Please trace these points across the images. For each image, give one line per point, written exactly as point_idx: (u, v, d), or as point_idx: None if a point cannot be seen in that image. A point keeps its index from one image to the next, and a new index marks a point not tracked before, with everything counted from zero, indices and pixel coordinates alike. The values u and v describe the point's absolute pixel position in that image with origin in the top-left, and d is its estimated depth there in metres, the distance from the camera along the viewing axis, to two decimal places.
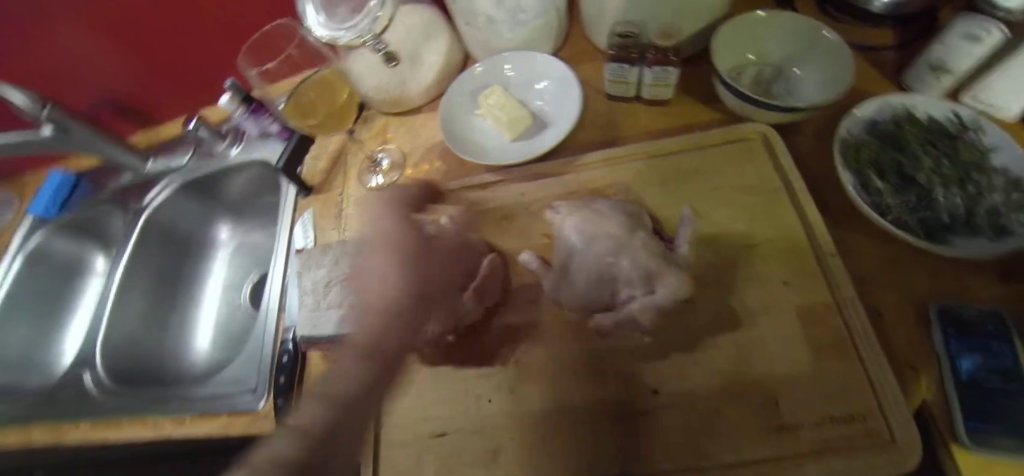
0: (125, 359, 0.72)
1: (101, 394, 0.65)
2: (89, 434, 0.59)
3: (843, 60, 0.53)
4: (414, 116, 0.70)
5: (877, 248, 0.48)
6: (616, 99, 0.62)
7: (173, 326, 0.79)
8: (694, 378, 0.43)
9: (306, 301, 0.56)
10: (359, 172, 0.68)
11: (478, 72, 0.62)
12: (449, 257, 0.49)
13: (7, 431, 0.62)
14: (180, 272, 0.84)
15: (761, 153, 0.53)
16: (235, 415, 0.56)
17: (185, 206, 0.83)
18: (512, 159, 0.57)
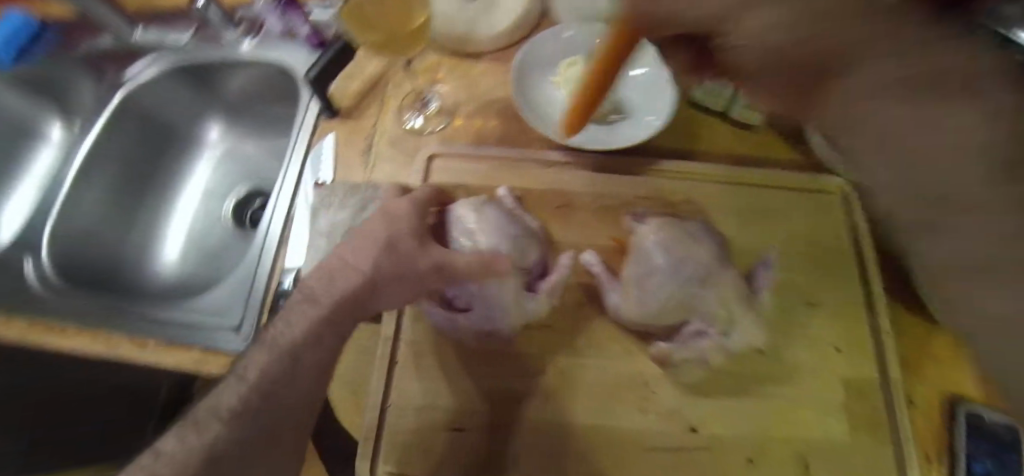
0: (74, 254, 0.62)
1: (45, 290, 0.56)
2: (24, 335, 0.51)
3: None
4: (475, 62, 0.61)
5: (923, 334, 0.48)
6: (699, 109, 0.58)
7: (138, 225, 0.69)
8: (734, 426, 0.41)
9: (319, 243, 0.50)
10: (400, 107, 0.59)
11: (568, 36, 0.56)
12: (517, 247, 0.44)
13: None
14: (155, 166, 0.72)
15: (837, 209, 0.51)
16: (207, 354, 0.49)
17: (174, 91, 0.71)
18: (586, 142, 0.51)
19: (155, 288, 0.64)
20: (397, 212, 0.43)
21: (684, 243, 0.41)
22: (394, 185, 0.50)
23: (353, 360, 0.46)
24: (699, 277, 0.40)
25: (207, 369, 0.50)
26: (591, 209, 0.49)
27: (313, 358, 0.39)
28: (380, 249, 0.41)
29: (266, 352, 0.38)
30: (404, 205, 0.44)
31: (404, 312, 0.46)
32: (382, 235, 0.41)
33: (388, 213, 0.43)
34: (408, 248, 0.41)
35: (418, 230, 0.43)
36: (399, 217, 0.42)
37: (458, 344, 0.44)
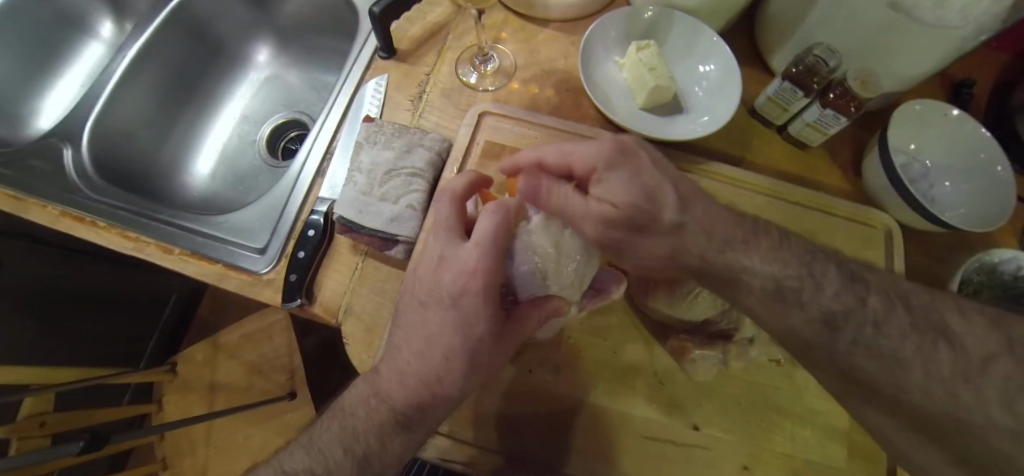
0: (110, 151, 0.62)
1: (82, 183, 0.56)
2: (55, 221, 0.52)
3: (1003, 200, 0.49)
4: (540, 28, 0.60)
5: None
6: (758, 119, 0.57)
7: (174, 135, 0.69)
8: (732, 431, 0.42)
9: (357, 180, 0.49)
10: (457, 60, 0.59)
11: (646, 17, 0.54)
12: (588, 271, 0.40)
13: None
14: (199, 80, 0.72)
15: (878, 246, 0.51)
16: (232, 269, 0.50)
17: (230, 5, 0.70)
18: (637, 128, 0.51)
19: (183, 200, 0.65)
20: (463, 301, 0.34)
21: None
22: (442, 141, 0.51)
23: (372, 298, 0.47)
24: None
25: (226, 284, 0.50)
26: None
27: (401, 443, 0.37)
28: (453, 362, 0.35)
29: (352, 439, 0.38)
30: (476, 300, 0.34)
31: None
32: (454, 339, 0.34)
33: (460, 316, 0.34)
34: (481, 343, 0.35)
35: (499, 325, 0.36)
36: (472, 309, 0.34)
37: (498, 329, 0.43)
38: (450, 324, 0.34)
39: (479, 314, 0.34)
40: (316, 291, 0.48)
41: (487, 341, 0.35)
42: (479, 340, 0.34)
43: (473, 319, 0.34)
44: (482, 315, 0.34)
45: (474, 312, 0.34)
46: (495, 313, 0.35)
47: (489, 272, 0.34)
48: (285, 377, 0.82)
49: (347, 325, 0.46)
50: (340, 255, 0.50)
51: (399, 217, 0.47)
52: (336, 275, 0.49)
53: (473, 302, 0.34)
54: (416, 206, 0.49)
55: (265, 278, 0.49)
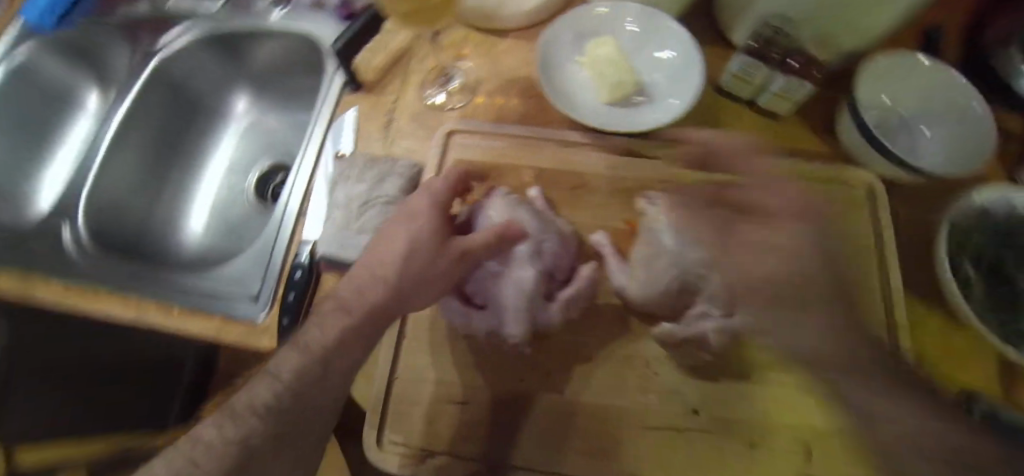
0: (105, 222, 0.64)
1: (79, 257, 0.59)
2: (61, 297, 0.53)
3: (982, 142, 0.49)
4: (499, 39, 0.61)
5: (941, 327, 0.47)
6: (724, 94, 0.57)
7: (166, 194, 0.72)
8: (733, 412, 0.42)
9: (336, 215, 0.52)
10: (422, 84, 0.60)
11: (597, 13, 0.55)
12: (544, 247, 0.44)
13: None
14: (183, 138, 0.75)
15: (862, 207, 0.50)
16: (230, 321, 0.51)
17: (205, 62, 0.73)
18: (604, 124, 0.51)
19: (181, 257, 0.67)
20: (416, 207, 0.42)
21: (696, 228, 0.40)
22: (413, 166, 0.53)
23: None
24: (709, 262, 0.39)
25: (225, 338, 0.51)
26: (606, 191, 0.49)
27: (336, 351, 0.38)
28: (400, 250, 0.40)
29: (298, 352, 0.38)
30: (420, 199, 0.42)
31: None
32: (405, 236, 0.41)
33: (407, 213, 0.42)
34: (427, 240, 0.41)
35: (440, 227, 0.42)
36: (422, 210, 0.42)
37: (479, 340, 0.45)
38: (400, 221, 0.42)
39: (427, 212, 0.42)
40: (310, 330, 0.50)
41: (429, 231, 0.41)
42: (420, 228, 0.41)
43: (422, 219, 0.41)
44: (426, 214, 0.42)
45: (425, 211, 0.42)
46: (438, 212, 0.42)
47: (437, 186, 0.43)
48: None
49: None
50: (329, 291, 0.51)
51: None
52: None
53: (423, 202, 0.42)
54: None
55: (261, 327, 0.51)
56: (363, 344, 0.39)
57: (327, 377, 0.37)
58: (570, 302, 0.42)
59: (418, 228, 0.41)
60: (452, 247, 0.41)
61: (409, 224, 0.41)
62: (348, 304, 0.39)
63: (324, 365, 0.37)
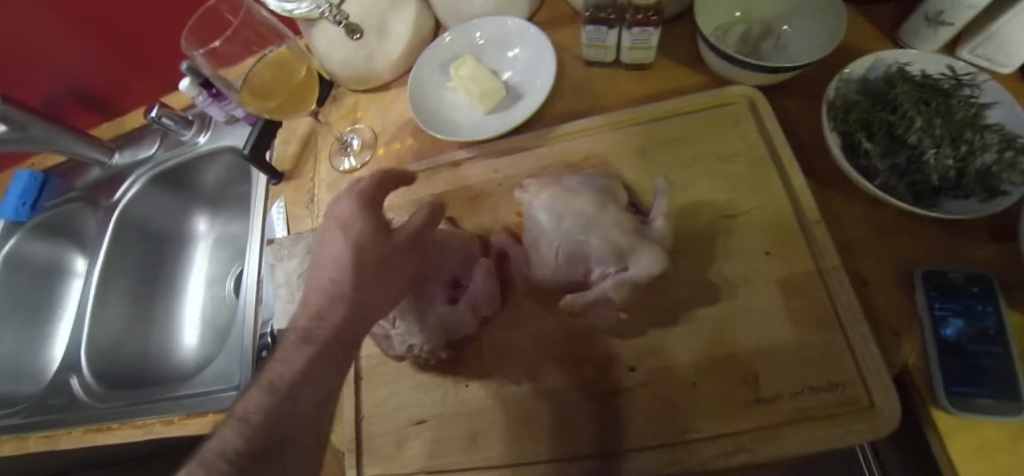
0: (108, 363, 0.71)
1: (89, 399, 0.66)
2: (81, 439, 0.61)
3: (836, 19, 0.49)
4: (385, 93, 0.66)
5: (858, 211, 0.47)
6: (594, 66, 0.58)
7: (158, 322, 0.79)
8: (668, 356, 0.41)
9: (280, 293, 0.56)
10: (330, 155, 0.65)
11: (446, 43, 0.59)
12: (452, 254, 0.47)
13: (28, 436, 0.64)
14: (161, 269, 0.83)
15: (747, 117, 0.50)
16: (221, 413, 0.56)
17: (157, 201, 0.81)
18: (484, 133, 0.54)
19: (182, 373, 0.73)
20: (346, 215, 0.42)
21: (565, 199, 0.44)
22: None
23: None
24: (587, 223, 0.43)
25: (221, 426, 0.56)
26: (501, 192, 0.52)
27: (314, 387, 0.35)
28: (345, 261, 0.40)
29: (264, 393, 0.34)
30: (348, 205, 0.42)
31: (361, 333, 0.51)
32: (355, 244, 0.41)
33: (341, 222, 0.41)
34: (371, 244, 0.41)
35: (376, 225, 0.41)
36: (356, 213, 0.41)
37: (417, 365, 0.47)
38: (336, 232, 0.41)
39: (360, 214, 0.41)
40: None
41: (366, 233, 0.41)
42: (359, 235, 0.41)
43: (362, 224, 0.41)
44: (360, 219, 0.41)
45: (358, 216, 0.41)
46: (369, 212, 0.42)
47: (360, 187, 0.42)
48: None
49: None
50: None
51: None
52: None
53: (353, 205, 0.41)
54: None
55: None
56: (339, 360, 0.38)
57: (301, 411, 0.34)
58: (472, 302, 0.44)
59: (357, 234, 0.41)
60: (397, 239, 0.42)
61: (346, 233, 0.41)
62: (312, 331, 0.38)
63: (292, 401, 0.34)
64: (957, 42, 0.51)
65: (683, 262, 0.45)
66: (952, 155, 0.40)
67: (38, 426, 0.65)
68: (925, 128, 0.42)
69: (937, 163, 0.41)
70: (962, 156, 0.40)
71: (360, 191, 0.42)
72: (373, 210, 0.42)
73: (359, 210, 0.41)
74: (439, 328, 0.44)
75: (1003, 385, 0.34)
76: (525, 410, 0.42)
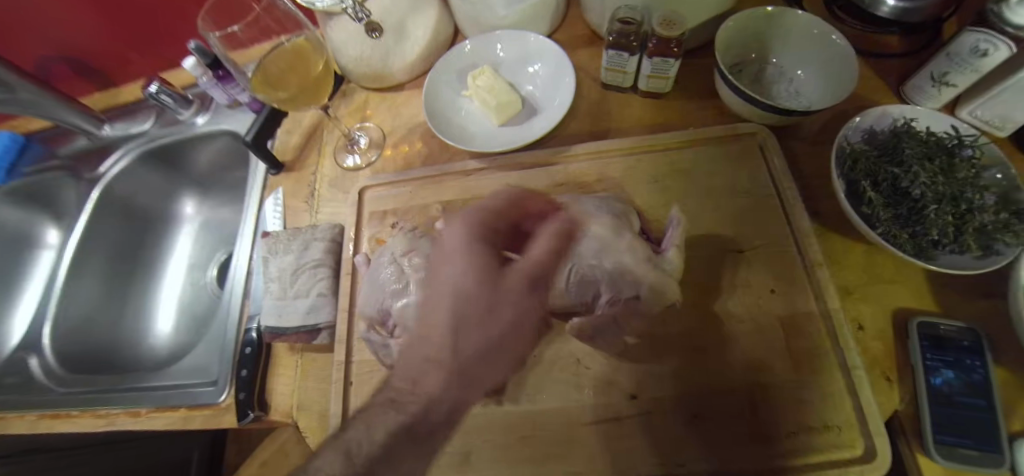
0: (74, 344, 0.67)
1: (51, 382, 0.62)
2: (35, 425, 0.57)
3: (847, 70, 0.50)
4: (396, 93, 0.66)
5: (858, 257, 0.48)
6: (610, 89, 0.59)
7: (132, 304, 0.75)
8: (667, 387, 0.42)
9: (271, 288, 0.53)
10: (335, 150, 0.64)
11: (467, 51, 0.59)
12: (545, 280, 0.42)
13: None
14: (141, 248, 0.79)
15: (756, 155, 0.51)
16: (194, 409, 0.53)
17: (145, 178, 0.78)
18: (498, 146, 0.54)
19: (153, 360, 0.70)
20: (451, 248, 0.42)
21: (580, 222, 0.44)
22: (333, 228, 0.56)
23: (316, 388, 0.50)
24: (601, 248, 0.43)
25: (192, 422, 0.53)
26: None
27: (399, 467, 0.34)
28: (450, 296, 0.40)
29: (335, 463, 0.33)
30: (468, 235, 0.42)
31: (354, 337, 0.49)
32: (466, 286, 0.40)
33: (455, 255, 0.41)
34: (478, 293, 0.39)
35: (485, 264, 0.40)
36: (466, 248, 0.41)
37: None
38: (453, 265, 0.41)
39: (468, 254, 0.41)
40: (268, 401, 0.51)
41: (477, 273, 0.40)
42: (467, 275, 0.40)
43: (470, 264, 0.40)
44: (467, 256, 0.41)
45: (472, 255, 0.41)
46: (480, 247, 0.41)
47: (477, 218, 0.43)
48: None
49: (302, 421, 0.49)
50: (280, 361, 0.53)
51: (315, 306, 0.52)
52: (283, 379, 0.52)
53: (461, 245, 0.41)
54: (327, 291, 0.53)
55: (223, 405, 0.52)
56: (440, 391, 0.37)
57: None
58: None
59: (465, 279, 0.40)
60: (509, 282, 0.40)
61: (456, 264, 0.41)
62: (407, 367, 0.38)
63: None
64: (957, 103, 0.54)
65: (686, 293, 0.46)
66: (952, 212, 0.42)
67: None
68: (929, 183, 0.42)
69: (937, 217, 0.42)
70: (960, 214, 0.42)
71: (468, 226, 0.42)
72: (483, 247, 0.41)
73: (472, 248, 0.41)
74: None
75: (984, 437, 0.36)
76: (523, 431, 0.42)
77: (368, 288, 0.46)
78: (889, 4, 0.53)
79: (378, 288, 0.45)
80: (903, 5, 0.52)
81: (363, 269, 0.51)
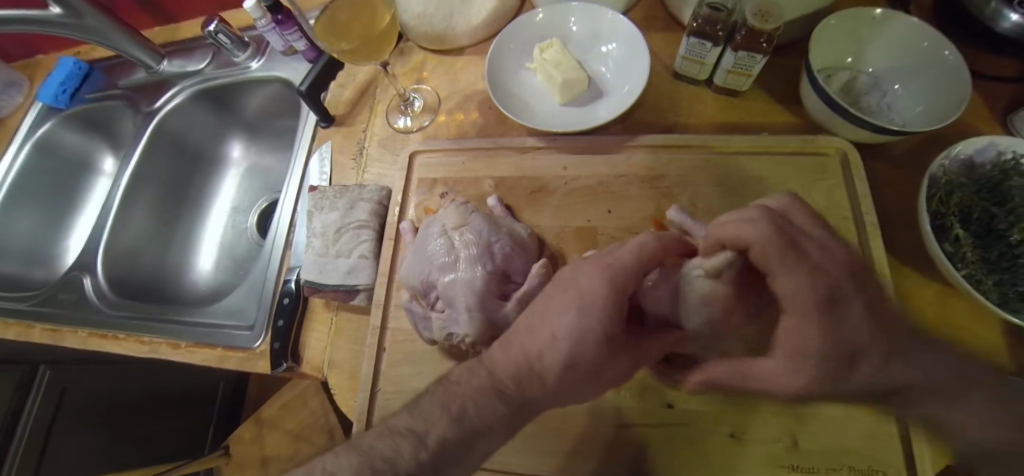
0: (126, 271, 0.71)
1: (99, 302, 0.65)
2: (85, 342, 0.61)
3: (959, 90, 0.44)
4: (456, 57, 0.64)
5: (931, 295, 0.44)
6: (682, 79, 0.55)
7: (176, 242, 0.77)
8: (705, 401, 0.41)
9: (314, 243, 0.53)
10: (387, 110, 0.63)
11: (537, 20, 0.57)
12: (500, 256, 0.43)
13: (37, 325, 0.64)
14: (188, 186, 0.81)
15: (836, 173, 0.47)
16: (231, 349, 0.55)
17: (196, 116, 0.79)
18: (559, 126, 0.52)
19: (193, 296, 0.73)
20: (589, 289, 0.34)
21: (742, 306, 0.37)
22: (381, 190, 0.55)
23: (349, 348, 0.50)
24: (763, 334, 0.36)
25: (228, 361, 0.55)
26: (564, 191, 0.50)
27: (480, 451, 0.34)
28: (568, 339, 0.33)
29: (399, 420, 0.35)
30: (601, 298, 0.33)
31: (392, 303, 0.49)
32: (599, 311, 0.33)
33: (582, 302, 0.33)
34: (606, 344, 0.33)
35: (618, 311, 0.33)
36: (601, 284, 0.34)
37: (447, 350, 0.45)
38: (568, 302, 0.34)
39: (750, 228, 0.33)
40: (301, 353, 0.52)
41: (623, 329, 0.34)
42: (591, 323, 0.33)
43: (602, 310, 0.33)
44: (623, 273, 0.34)
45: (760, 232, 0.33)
46: (618, 298, 0.33)
47: (616, 266, 0.34)
48: (325, 440, 0.78)
49: (332, 377, 0.50)
50: (317, 316, 0.53)
51: (355, 268, 0.52)
52: (317, 333, 0.52)
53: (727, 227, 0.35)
54: (369, 254, 0.53)
55: (257, 351, 0.54)
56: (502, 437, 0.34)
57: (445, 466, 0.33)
58: (523, 302, 0.42)
59: (588, 318, 0.33)
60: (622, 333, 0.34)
61: (579, 320, 0.33)
62: (458, 381, 0.35)
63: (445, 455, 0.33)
64: None
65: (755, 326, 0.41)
66: None
67: (47, 319, 0.64)
68: None
69: None
70: None
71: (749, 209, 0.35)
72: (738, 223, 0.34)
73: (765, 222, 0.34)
74: (482, 321, 0.41)
75: None
76: (551, 420, 0.42)
77: (414, 257, 0.45)
78: (1012, 18, 0.46)
79: (424, 259, 0.45)
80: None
81: (409, 238, 0.50)
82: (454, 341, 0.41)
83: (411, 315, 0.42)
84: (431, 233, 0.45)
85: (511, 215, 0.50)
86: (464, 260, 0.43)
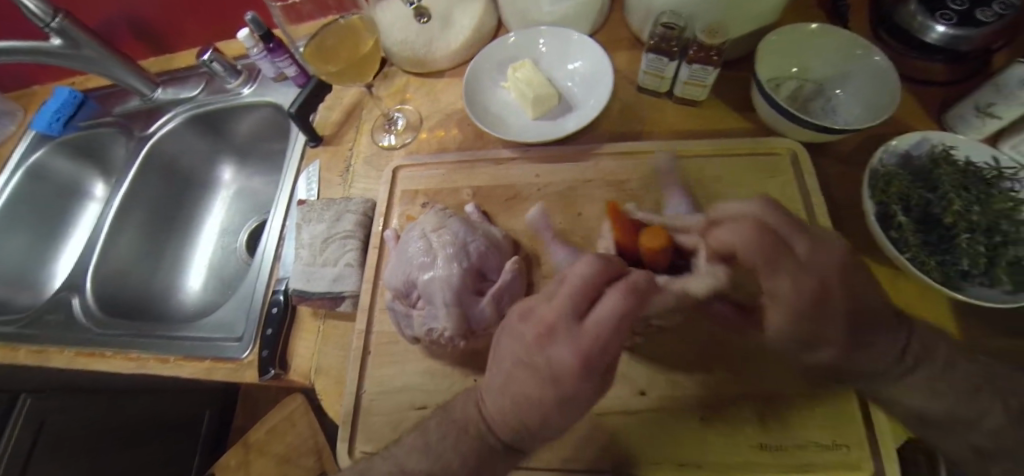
0: (115, 292, 0.72)
1: (86, 321, 0.65)
2: (72, 360, 0.61)
3: (891, 90, 0.49)
4: (437, 80, 0.68)
5: (882, 278, 0.47)
6: (646, 93, 0.60)
7: (165, 263, 0.79)
8: (677, 387, 0.43)
9: (302, 254, 0.55)
10: (372, 129, 0.66)
11: (510, 43, 0.61)
12: (476, 254, 0.46)
13: (24, 345, 0.64)
14: (178, 208, 0.83)
15: (787, 171, 0.51)
16: (219, 361, 0.56)
17: (189, 141, 0.82)
18: (532, 138, 0.56)
19: (181, 315, 0.74)
20: (559, 359, 0.31)
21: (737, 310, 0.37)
22: (366, 203, 0.58)
23: (335, 353, 0.52)
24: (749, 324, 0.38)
25: (216, 372, 0.56)
26: (537, 196, 0.54)
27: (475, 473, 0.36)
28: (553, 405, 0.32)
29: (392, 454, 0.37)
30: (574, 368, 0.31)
31: (377, 307, 0.51)
32: (574, 381, 0.31)
33: (553, 374, 0.31)
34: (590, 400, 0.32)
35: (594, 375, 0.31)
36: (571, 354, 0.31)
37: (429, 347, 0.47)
38: (542, 383, 0.32)
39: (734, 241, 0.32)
40: (288, 360, 0.53)
41: (600, 393, 0.33)
42: (570, 392, 0.31)
43: (581, 380, 0.31)
44: (600, 345, 0.30)
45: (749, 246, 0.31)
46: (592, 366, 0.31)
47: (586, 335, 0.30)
48: (313, 461, 0.79)
49: (318, 383, 0.51)
50: (304, 324, 0.55)
51: (342, 275, 0.54)
52: (304, 341, 0.54)
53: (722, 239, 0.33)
54: (354, 262, 0.55)
55: (245, 361, 0.55)
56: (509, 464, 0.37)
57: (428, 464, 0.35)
58: (498, 297, 0.45)
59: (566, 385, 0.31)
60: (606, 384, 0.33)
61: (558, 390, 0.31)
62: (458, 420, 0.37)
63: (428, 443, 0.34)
64: (1002, 134, 0.50)
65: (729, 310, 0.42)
66: (984, 243, 0.40)
67: (33, 340, 0.64)
68: (963, 212, 0.41)
69: (968, 247, 0.40)
70: (993, 246, 0.40)
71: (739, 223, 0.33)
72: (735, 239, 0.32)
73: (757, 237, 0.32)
74: (460, 314, 0.43)
75: None
76: None
77: (397, 260, 0.48)
78: (939, 30, 0.51)
79: (405, 261, 0.47)
80: (951, 32, 0.49)
81: (392, 244, 0.52)
82: (433, 336, 0.43)
83: (393, 314, 0.46)
84: (412, 237, 0.48)
85: (488, 221, 0.53)
86: (442, 259, 0.45)
